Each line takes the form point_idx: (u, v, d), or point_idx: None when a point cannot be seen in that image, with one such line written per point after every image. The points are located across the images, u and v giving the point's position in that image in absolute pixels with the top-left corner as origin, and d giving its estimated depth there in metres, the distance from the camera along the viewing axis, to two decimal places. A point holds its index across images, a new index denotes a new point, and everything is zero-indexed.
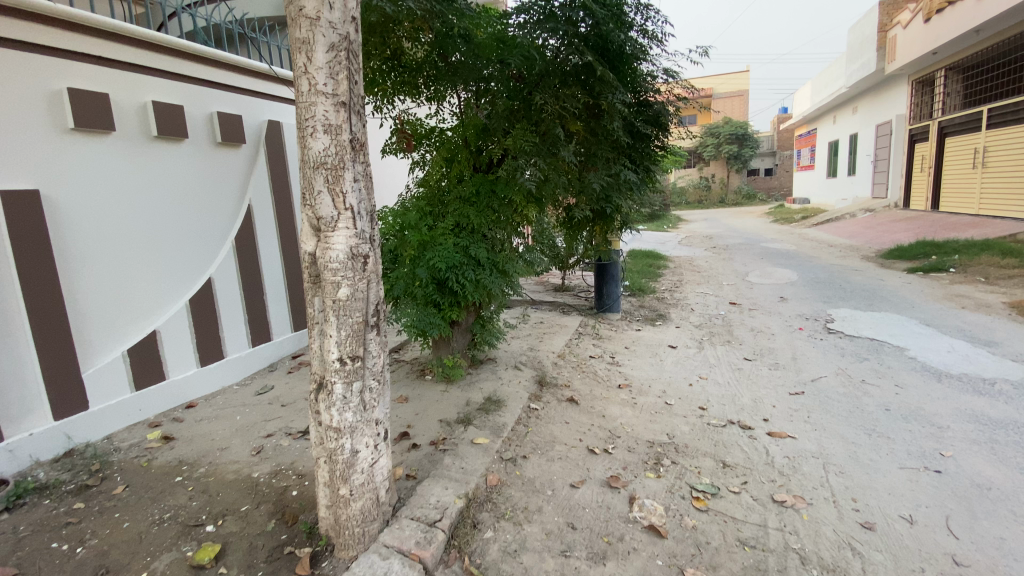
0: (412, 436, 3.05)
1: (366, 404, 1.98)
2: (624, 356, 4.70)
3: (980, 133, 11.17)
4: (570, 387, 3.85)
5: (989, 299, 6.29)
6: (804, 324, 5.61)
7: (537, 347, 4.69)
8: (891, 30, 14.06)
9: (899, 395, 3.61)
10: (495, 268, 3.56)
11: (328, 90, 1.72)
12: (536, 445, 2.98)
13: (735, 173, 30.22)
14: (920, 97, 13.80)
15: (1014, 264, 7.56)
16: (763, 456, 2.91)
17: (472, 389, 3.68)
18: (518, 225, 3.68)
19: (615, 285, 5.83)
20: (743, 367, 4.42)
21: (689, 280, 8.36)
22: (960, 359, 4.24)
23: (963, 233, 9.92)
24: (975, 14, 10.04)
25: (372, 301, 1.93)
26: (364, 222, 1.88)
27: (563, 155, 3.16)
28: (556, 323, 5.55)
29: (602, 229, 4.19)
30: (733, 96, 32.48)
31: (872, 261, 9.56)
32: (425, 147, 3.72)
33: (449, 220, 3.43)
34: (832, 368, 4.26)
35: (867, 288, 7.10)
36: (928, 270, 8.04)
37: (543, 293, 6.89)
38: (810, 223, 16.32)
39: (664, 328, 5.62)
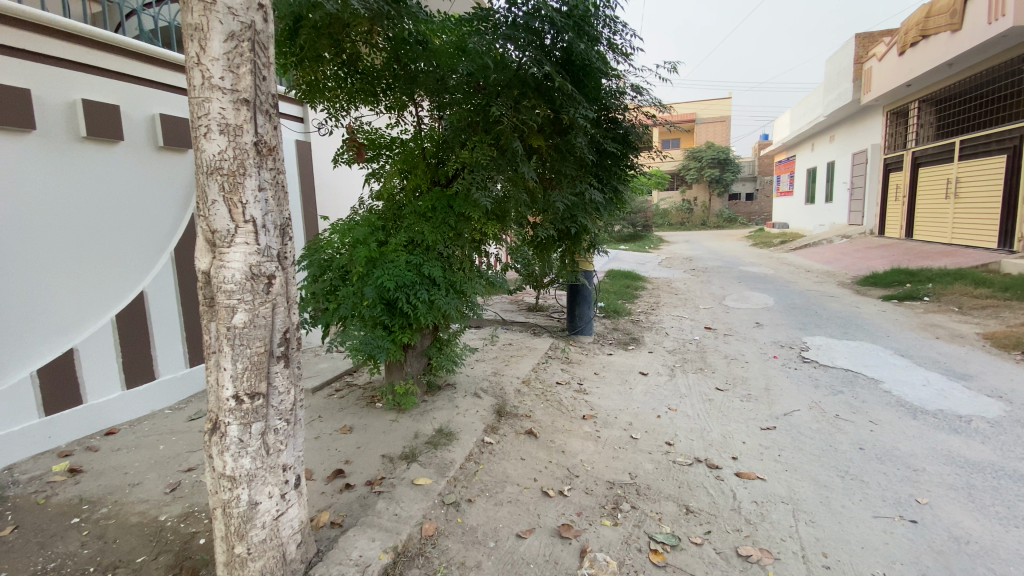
0: (348, 474, 2.76)
1: (268, 449, 1.72)
2: (592, 383, 4.47)
3: (953, 164, 11.38)
4: (531, 417, 3.60)
5: (963, 330, 6.23)
6: (778, 352, 5.46)
7: (501, 372, 4.43)
8: (866, 62, 14.42)
9: (873, 433, 3.44)
10: (451, 288, 3.30)
11: (226, 85, 1.51)
12: (484, 486, 2.71)
13: (717, 197, 30.63)
14: (895, 127, 14.10)
15: (986, 295, 7.57)
16: (729, 501, 2.69)
17: (424, 419, 3.40)
18: (480, 243, 3.44)
19: (588, 306, 5.62)
20: (714, 398, 4.22)
21: (667, 303, 8.21)
22: (935, 393, 4.10)
23: (936, 262, 9.99)
24: (948, 47, 10.28)
25: (278, 328, 1.69)
26: (271, 237, 1.65)
27: (525, 172, 2.96)
28: (524, 346, 5.30)
29: (569, 250, 4.00)
30: (715, 122, 33.07)
31: (848, 287, 9.55)
32: (382, 158, 3.49)
33: (401, 236, 3.16)
34: (806, 400, 4.08)
35: (842, 316, 7.02)
36: (902, 299, 8.02)
37: (515, 313, 6.65)
38: (789, 248, 16.44)
39: (637, 353, 5.41)
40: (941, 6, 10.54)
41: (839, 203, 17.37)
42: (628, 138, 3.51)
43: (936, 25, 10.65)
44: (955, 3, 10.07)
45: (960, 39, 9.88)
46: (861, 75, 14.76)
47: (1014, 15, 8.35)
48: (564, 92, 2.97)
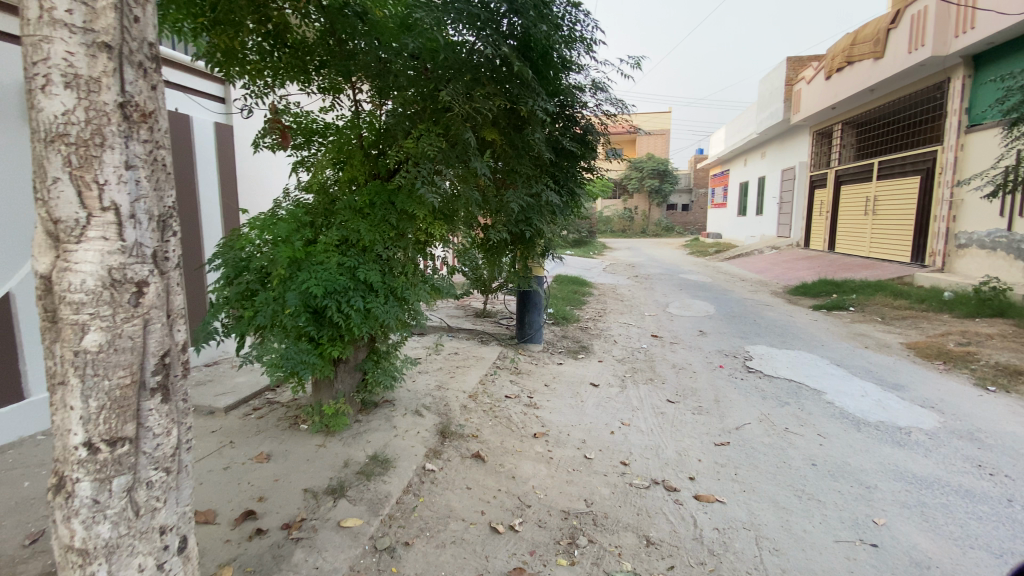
0: (260, 515, 2.35)
1: (137, 509, 1.34)
2: (542, 396, 4.20)
3: (872, 183, 12.22)
4: (477, 437, 3.28)
5: (888, 340, 6.54)
6: (724, 361, 5.44)
7: (446, 385, 4.09)
8: (795, 84, 15.32)
9: (823, 447, 3.38)
10: (391, 295, 2.93)
11: (75, 22, 1.19)
12: (423, 524, 2.37)
13: (657, 207, 31.68)
14: (820, 147, 15.06)
15: (905, 306, 8.07)
16: (690, 529, 2.50)
17: (357, 443, 3.02)
18: (425, 245, 3.08)
19: (539, 313, 5.38)
20: (666, 411, 4.06)
21: (614, 310, 8.17)
22: (874, 404, 4.16)
23: (858, 274, 10.65)
24: (872, 73, 11.05)
25: (152, 352, 1.32)
26: (145, 231, 1.30)
27: (478, 167, 2.65)
28: (471, 355, 4.98)
29: (521, 254, 3.74)
30: (657, 134, 34.21)
31: (781, 296, 9.97)
32: (313, 144, 3.07)
33: (333, 234, 2.77)
34: (755, 413, 4.01)
35: (779, 325, 7.23)
36: (830, 308, 8.42)
37: (461, 319, 6.29)
38: (725, 257, 17.09)
39: (587, 362, 5.24)
40: (866, 35, 11.33)
41: (769, 215, 18.30)
42: (585, 138, 3.31)
43: (860, 52, 11.43)
44: (878, 32, 10.85)
45: (883, 66, 10.64)
46: (791, 96, 15.66)
47: (932, 46, 9.07)
48: (522, 82, 2.69)
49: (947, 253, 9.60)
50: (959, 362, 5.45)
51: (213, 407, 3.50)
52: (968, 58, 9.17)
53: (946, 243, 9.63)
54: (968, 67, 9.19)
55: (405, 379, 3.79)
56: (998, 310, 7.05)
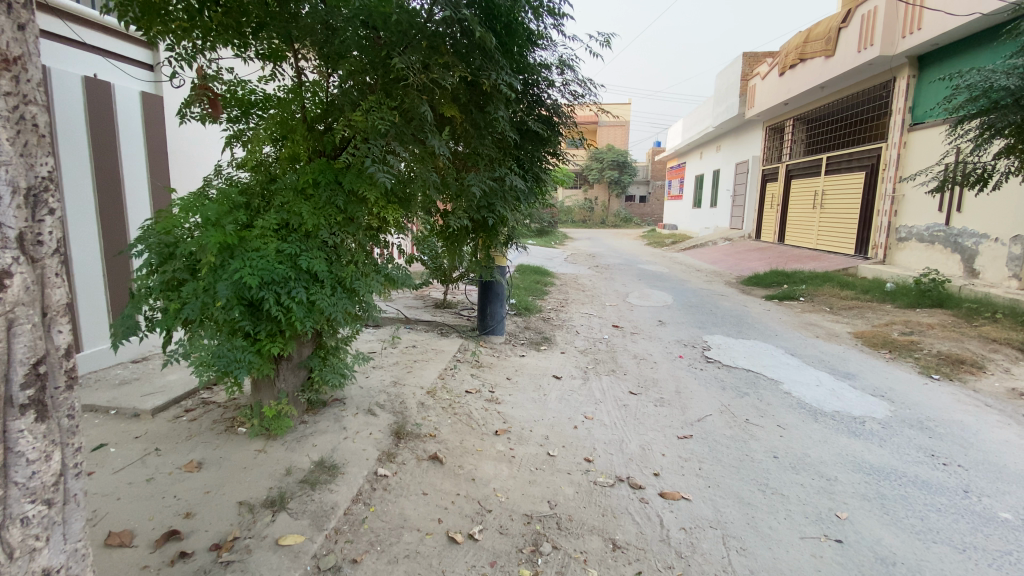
0: (186, 535, 2.09)
1: (12, 551, 1.08)
2: (503, 390, 4.02)
3: (820, 178, 12.67)
4: (434, 437, 3.07)
5: (837, 329, 6.76)
6: (683, 351, 5.35)
7: (401, 381, 3.86)
8: (751, 79, 15.67)
9: (784, 439, 3.36)
10: (339, 285, 2.68)
11: None
12: (374, 537, 2.17)
13: (616, 198, 32.07)
14: (772, 142, 15.51)
15: (850, 296, 8.41)
16: (657, 529, 2.41)
17: (302, 447, 2.78)
18: (378, 231, 2.84)
19: (500, 304, 5.20)
20: (628, 403, 3.92)
21: (575, 300, 8.10)
22: (828, 394, 4.22)
23: (806, 265, 11.05)
24: (824, 70, 11.40)
25: (19, 360, 1.07)
26: (10, 207, 1.04)
27: (437, 147, 2.42)
28: (429, 348, 4.75)
29: (481, 241, 3.54)
30: (616, 125, 34.48)
31: (735, 287, 10.21)
32: (249, 114, 2.74)
33: (272, 216, 2.48)
34: (716, 404, 3.93)
35: (735, 314, 7.36)
36: (782, 298, 8.67)
37: (419, 310, 6.01)
38: (682, 247, 17.44)
39: (549, 353, 5.11)
40: (818, 33, 11.66)
41: (724, 207, 18.79)
42: (551, 120, 3.14)
43: (813, 49, 11.76)
44: (830, 31, 11.18)
45: (834, 64, 10.98)
46: (746, 91, 16.02)
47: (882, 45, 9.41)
48: (485, 54, 2.46)
49: (888, 246, 10.10)
50: (903, 352, 5.68)
51: (137, 410, 3.16)
52: (914, 58, 9.55)
53: (887, 236, 10.10)
54: (913, 67, 9.58)
55: (355, 375, 3.54)
56: (935, 300, 7.43)
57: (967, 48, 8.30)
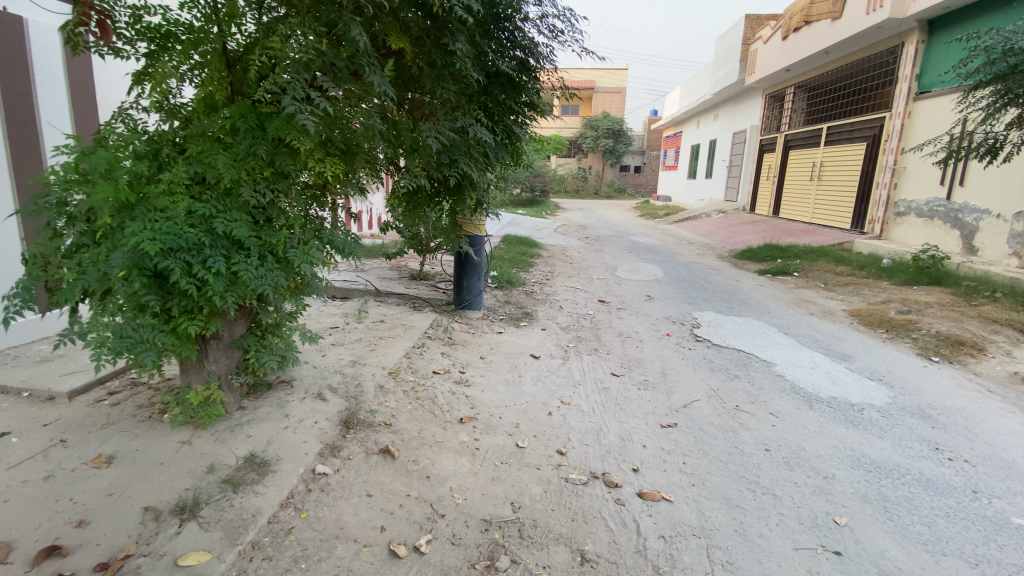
0: (71, 551, 1.79)
1: None
2: (474, 370, 3.66)
3: (819, 149, 12.23)
4: (389, 425, 2.72)
5: (832, 306, 6.46)
6: (671, 329, 5.04)
7: (362, 360, 3.50)
8: (752, 44, 14.99)
9: (776, 430, 3.06)
10: (270, 253, 2.30)
11: None
12: (300, 553, 1.87)
13: (609, 168, 31.37)
14: (771, 110, 14.95)
15: (845, 272, 8.12)
16: (632, 538, 2.12)
17: (234, 440, 2.45)
18: (320, 191, 2.43)
19: (478, 277, 4.82)
20: (610, 385, 3.58)
21: (561, 272, 7.73)
22: (824, 378, 3.93)
23: (801, 240, 10.74)
24: (829, 34, 10.82)
25: None
26: None
27: (377, 84, 2.00)
28: (398, 323, 4.39)
29: (447, 204, 3.12)
30: (612, 92, 33.38)
31: (728, 260, 9.89)
32: (149, 38, 2.23)
33: (182, 169, 2.08)
34: (704, 387, 3.60)
35: (727, 290, 7.04)
36: (775, 273, 8.36)
37: (392, 281, 5.60)
38: (674, 220, 17.05)
39: (529, 330, 4.77)
40: None
41: (718, 179, 18.32)
42: (525, 65, 2.73)
43: (819, 11, 11.14)
44: None
45: (840, 26, 10.41)
46: (747, 56, 15.34)
47: (892, 6, 8.87)
48: None
49: (885, 220, 9.78)
50: (900, 332, 5.41)
51: (52, 393, 2.80)
52: (924, 22, 9.03)
53: (885, 210, 9.77)
54: (923, 31, 9.05)
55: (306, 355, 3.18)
56: (933, 278, 7.15)
57: (982, 11, 7.79)
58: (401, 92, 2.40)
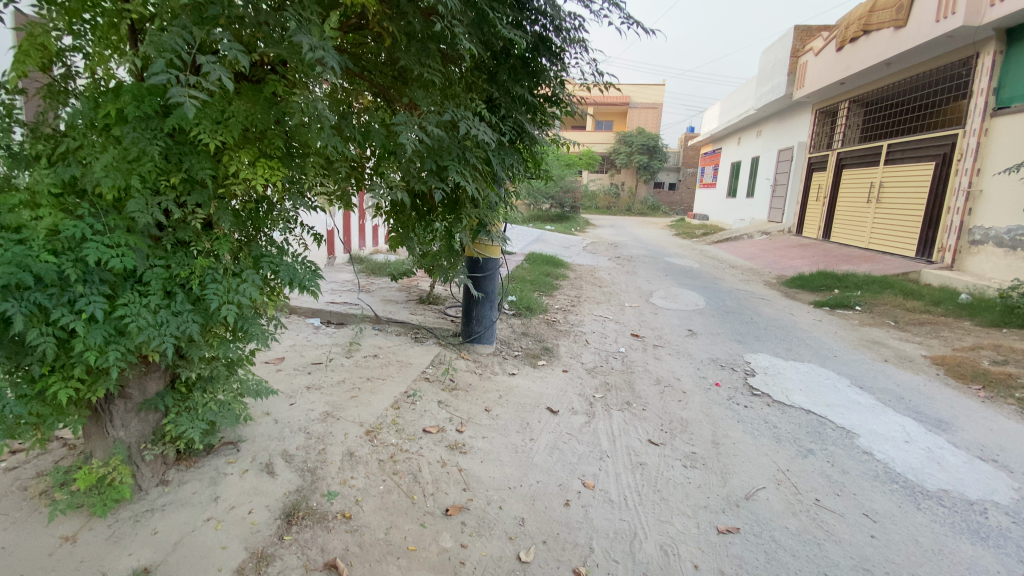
0: None
1: None
2: (476, 428, 2.94)
3: (878, 168, 11.13)
4: (348, 520, 2.04)
5: (908, 351, 5.47)
6: (720, 376, 4.21)
7: (336, 412, 2.84)
8: (801, 56, 14.00)
9: (877, 544, 2.23)
10: (179, 290, 1.69)
11: None
12: None
13: (643, 184, 30.43)
14: (822, 127, 13.90)
15: (918, 307, 7.08)
16: None
17: (132, 541, 1.81)
18: (261, 207, 1.82)
19: (489, 307, 4.12)
20: (645, 460, 2.79)
21: (589, 297, 6.97)
22: (925, 458, 3.03)
23: (858, 267, 9.69)
24: (891, 44, 9.81)
25: None
26: None
27: (305, 44, 1.33)
28: (392, 359, 3.72)
29: (442, 225, 2.46)
30: (648, 107, 32.39)
31: (776, 288, 8.92)
32: None
33: (48, 173, 1.48)
34: (769, 468, 2.79)
35: (780, 325, 6.12)
36: (834, 306, 7.37)
37: (396, 305, 4.96)
38: (712, 240, 16.04)
39: (548, 370, 4.03)
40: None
41: (761, 198, 17.24)
42: (541, 43, 2.08)
43: (880, 20, 10.13)
44: None
45: (904, 36, 9.39)
46: (795, 69, 14.33)
47: (964, 14, 7.83)
48: None
49: (958, 249, 8.62)
50: (1001, 388, 4.41)
51: None
52: (1003, 31, 7.97)
53: (957, 238, 8.62)
54: (1001, 41, 8.01)
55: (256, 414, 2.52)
56: None
57: None
58: (377, 78, 1.88)
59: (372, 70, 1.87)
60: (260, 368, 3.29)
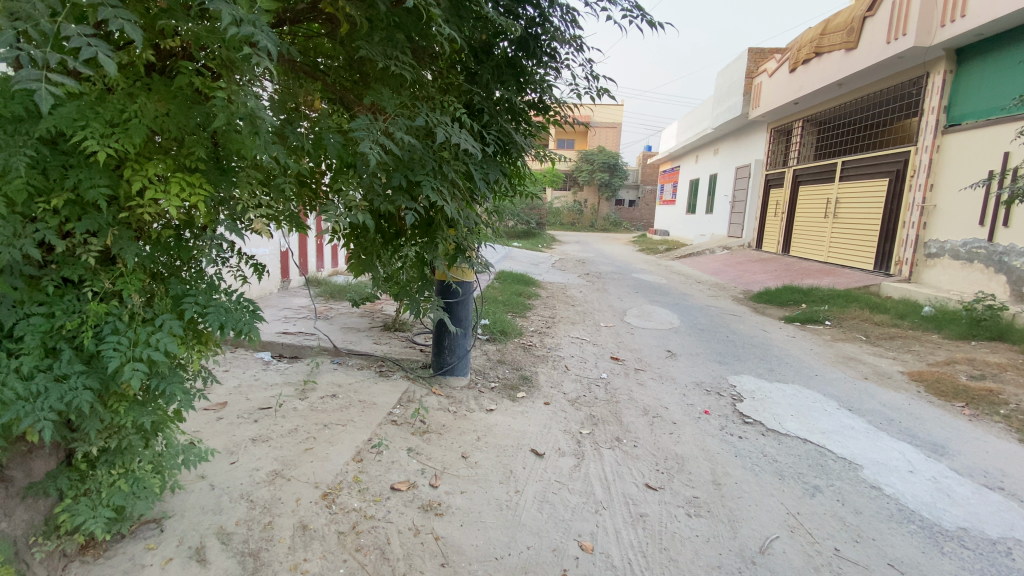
0: None
1: None
2: (452, 480, 2.57)
3: (833, 185, 11.47)
4: None
5: (884, 367, 5.43)
6: (708, 402, 3.98)
7: (287, 471, 2.41)
8: (755, 78, 14.46)
9: None
10: (65, 348, 1.29)
11: None
12: None
13: (605, 201, 30.87)
14: (777, 145, 14.35)
15: (885, 320, 7.15)
16: None
17: None
18: (182, 234, 1.44)
19: (463, 336, 3.76)
20: (646, 510, 2.48)
21: (563, 318, 6.71)
22: (933, 490, 2.86)
23: (820, 281, 9.86)
24: (843, 66, 10.18)
25: None
26: None
27: (225, 16, 1.00)
28: (354, 398, 3.30)
29: (413, 251, 2.13)
30: (608, 126, 33.03)
31: (746, 304, 8.93)
32: None
33: None
34: (779, 512, 2.54)
35: (756, 343, 6.01)
36: (804, 321, 7.37)
37: (358, 334, 4.52)
38: (676, 256, 16.19)
39: (527, 403, 3.69)
40: (837, 24, 10.40)
41: (721, 214, 17.61)
42: (527, 40, 1.87)
43: (831, 42, 10.51)
44: (852, 20, 9.91)
45: (856, 58, 9.75)
46: (750, 89, 14.78)
47: (916, 35, 8.16)
48: None
49: (914, 262, 8.86)
50: (983, 404, 4.36)
51: None
52: (952, 51, 8.31)
53: (913, 251, 8.87)
54: (951, 61, 8.34)
55: (187, 484, 2.08)
56: (993, 332, 6.17)
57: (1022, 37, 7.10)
58: (336, 80, 1.64)
59: (329, 73, 1.63)
60: (197, 418, 2.82)
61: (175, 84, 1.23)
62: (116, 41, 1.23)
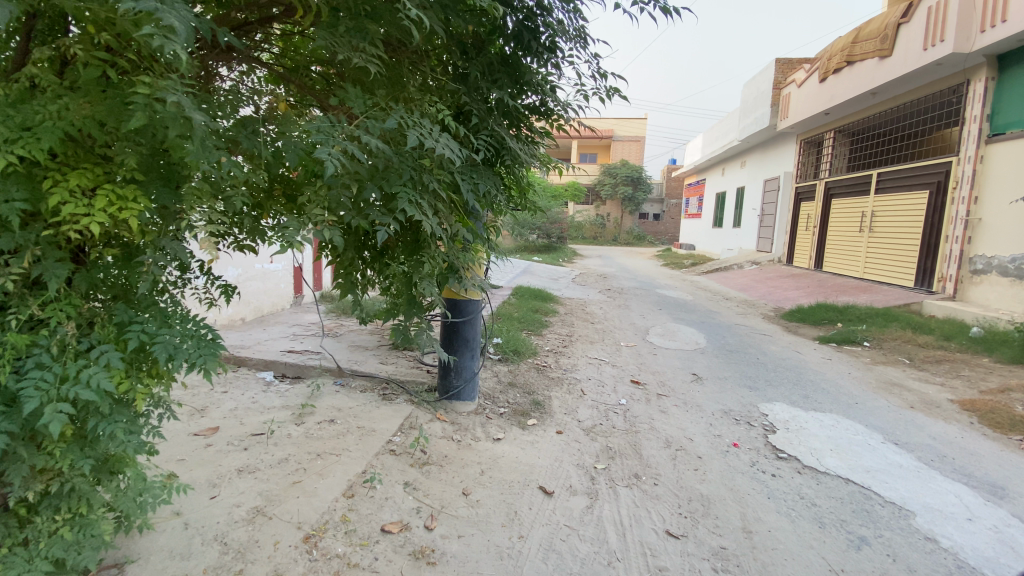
0: None
1: None
2: (449, 521, 2.33)
3: (868, 198, 10.94)
4: None
5: (932, 395, 4.97)
6: (736, 433, 3.65)
7: (269, 507, 2.22)
8: (783, 89, 14.04)
9: None
10: None
11: None
12: None
13: (628, 214, 30.50)
14: (807, 157, 13.85)
15: (930, 341, 6.65)
16: None
17: None
18: (127, 253, 1.30)
19: (470, 358, 3.53)
20: (665, 563, 2.19)
21: (581, 336, 6.43)
22: (1002, 544, 2.48)
23: (856, 298, 9.33)
24: (876, 74, 9.75)
25: None
26: None
27: None
28: (352, 424, 3.10)
29: (399, 271, 1.92)
30: (631, 140, 32.76)
31: (776, 322, 8.49)
32: None
33: None
34: (819, 569, 2.21)
35: (788, 366, 5.62)
36: (840, 341, 6.91)
37: (365, 353, 4.34)
38: (702, 271, 15.71)
39: (538, 432, 3.43)
40: (870, 31, 9.98)
41: (749, 228, 17.07)
42: (522, 36, 1.74)
43: (864, 50, 10.08)
44: (886, 27, 9.49)
45: (890, 66, 9.32)
46: (778, 100, 14.35)
47: (954, 40, 7.72)
48: None
49: (959, 279, 8.28)
50: None
51: None
52: (994, 57, 7.85)
53: (957, 267, 8.30)
54: (993, 67, 7.88)
55: (153, 526, 1.91)
56: None
57: None
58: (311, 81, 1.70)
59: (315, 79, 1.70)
60: (185, 445, 2.67)
61: (86, 75, 1.12)
62: (40, 32, 1.27)
